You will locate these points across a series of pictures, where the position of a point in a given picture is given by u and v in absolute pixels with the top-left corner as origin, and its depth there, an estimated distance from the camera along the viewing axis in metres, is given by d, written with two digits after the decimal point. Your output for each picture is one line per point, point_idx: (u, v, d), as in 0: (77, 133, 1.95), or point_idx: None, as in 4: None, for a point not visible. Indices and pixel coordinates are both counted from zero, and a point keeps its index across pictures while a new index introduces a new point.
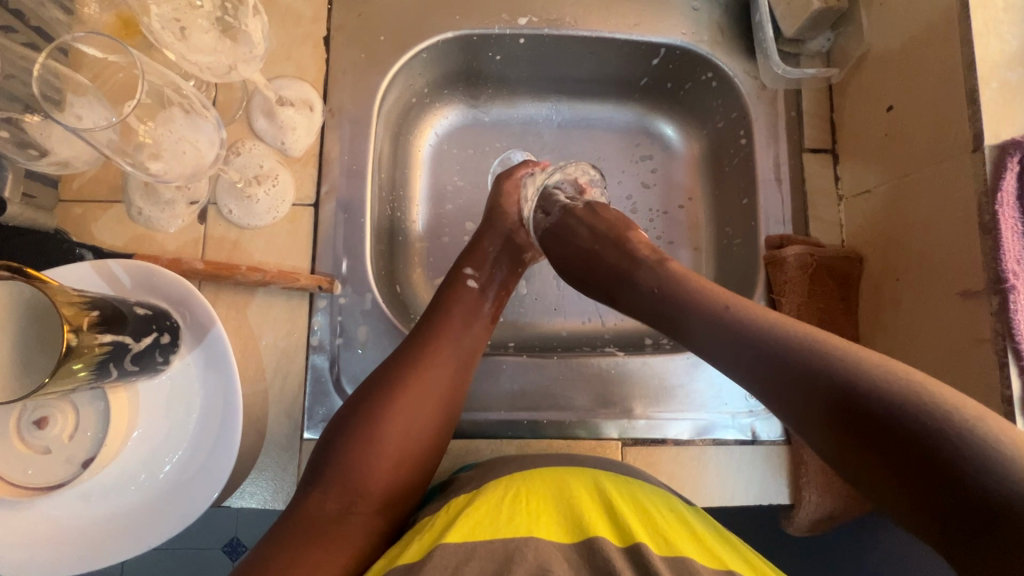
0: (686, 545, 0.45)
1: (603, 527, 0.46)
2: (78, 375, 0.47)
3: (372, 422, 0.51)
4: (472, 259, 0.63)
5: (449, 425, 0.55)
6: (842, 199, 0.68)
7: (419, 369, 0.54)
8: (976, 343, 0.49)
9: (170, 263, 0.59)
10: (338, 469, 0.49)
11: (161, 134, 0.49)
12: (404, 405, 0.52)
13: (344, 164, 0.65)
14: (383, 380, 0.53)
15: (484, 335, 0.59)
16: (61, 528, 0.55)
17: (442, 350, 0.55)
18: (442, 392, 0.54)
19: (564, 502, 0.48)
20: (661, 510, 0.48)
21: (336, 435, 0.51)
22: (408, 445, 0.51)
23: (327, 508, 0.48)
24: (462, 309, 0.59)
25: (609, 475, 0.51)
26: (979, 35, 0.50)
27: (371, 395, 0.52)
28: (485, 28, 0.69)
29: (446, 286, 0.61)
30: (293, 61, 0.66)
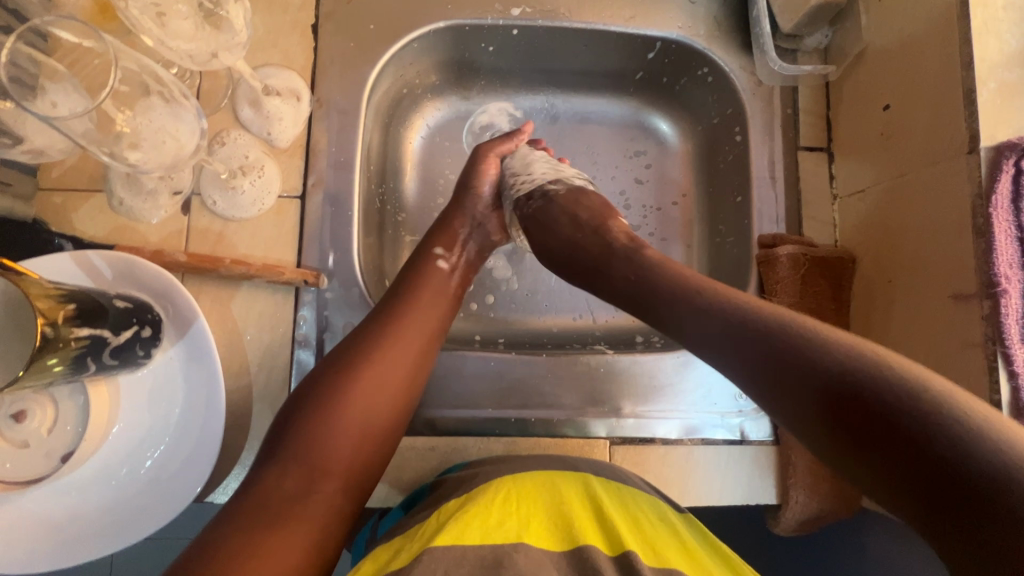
0: (673, 553, 0.45)
1: (593, 534, 0.46)
2: (53, 370, 0.46)
3: (337, 399, 0.49)
4: (441, 239, 0.63)
5: (412, 403, 0.54)
6: (836, 199, 0.67)
7: (385, 345, 0.53)
8: (967, 347, 0.49)
9: (152, 255, 0.58)
10: (302, 447, 0.47)
11: (141, 124, 0.48)
12: (370, 382, 0.51)
13: (331, 156, 0.64)
14: (349, 356, 0.52)
15: (448, 315, 0.59)
16: (40, 523, 0.54)
17: (407, 328, 0.55)
18: (407, 369, 0.53)
19: (555, 506, 0.48)
20: (649, 518, 0.48)
21: (298, 412, 0.49)
22: (372, 421, 0.50)
23: (287, 485, 0.46)
24: (427, 287, 0.59)
25: (602, 482, 0.51)
26: (979, 35, 0.49)
27: (334, 371, 0.51)
28: (477, 18, 0.67)
29: (411, 266, 0.61)
30: (281, 49, 0.65)
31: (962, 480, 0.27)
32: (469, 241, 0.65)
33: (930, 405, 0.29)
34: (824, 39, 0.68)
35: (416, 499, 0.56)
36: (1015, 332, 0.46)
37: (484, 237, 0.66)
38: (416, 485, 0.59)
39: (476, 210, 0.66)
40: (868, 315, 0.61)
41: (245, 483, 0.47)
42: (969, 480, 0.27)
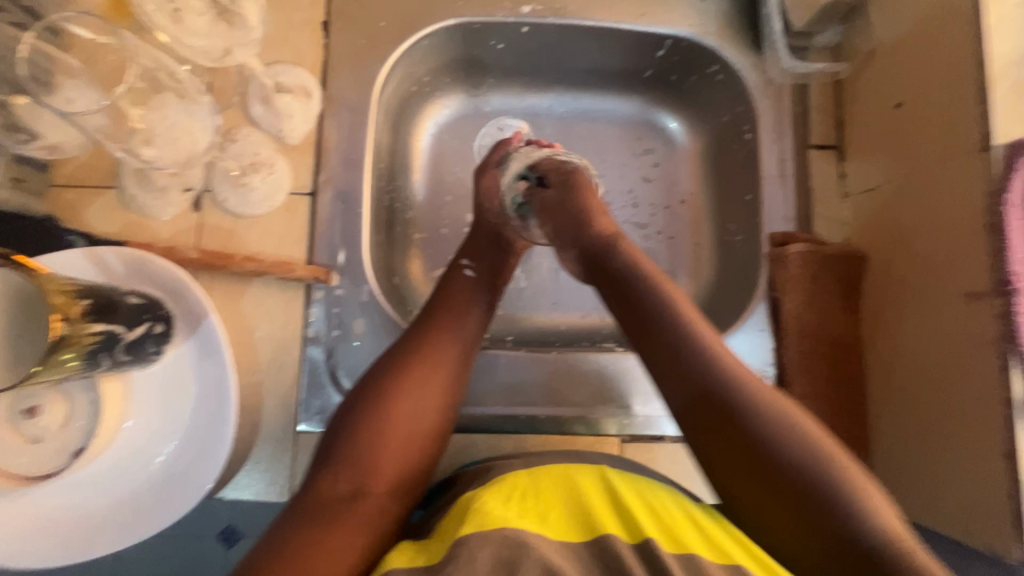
0: (694, 537, 0.44)
1: (614, 523, 0.45)
2: (68, 365, 0.46)
3: (383, 401, 0.50)
4: (471, 249, 0.62)
5: (457, 406, 0.54)
6: (847, 197, 0.67)
7: (429, 348, 0.53)
8: (978, 345, 0.49)
9: (164, 251, 0.58)
10: (353, 448, 0.48)
11: (154, 120, 0.48)
12: (415, 383, 0.51)
13: (341, 153, 0.64)
14: (394, 362, 0.52)
15: (484, 319, 0.58)
16: (52, 517, 0.54)
17: (449, 333, 0.55)
18: (451, 373, 0.53)
19: (572, 498, 0.47)
20: (670, 507, 0.48)
21: (347, 416, 0.50)
22: (419, 425, 0.50)
23: (339, 488, 0.46)
24: (467, 292, 0.59)
25: (619, 474, 0.51)
26: (993, 32, 0.49)
27: (379, 375, 0.52)
28: (487, 15, 0.67)
29: (446, 272, 0.61)
30: (290, 46, 0.65)
31: (846, 547, 0.38)
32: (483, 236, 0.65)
33: (857, 500, 0.39)
34: (834, 36, 0.68)
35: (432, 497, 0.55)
36: None
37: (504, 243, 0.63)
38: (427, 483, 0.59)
39: (487, 205, 0.66)
40: (878, 312, 0.61)
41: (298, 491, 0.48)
42: (856, 543, 0.38)
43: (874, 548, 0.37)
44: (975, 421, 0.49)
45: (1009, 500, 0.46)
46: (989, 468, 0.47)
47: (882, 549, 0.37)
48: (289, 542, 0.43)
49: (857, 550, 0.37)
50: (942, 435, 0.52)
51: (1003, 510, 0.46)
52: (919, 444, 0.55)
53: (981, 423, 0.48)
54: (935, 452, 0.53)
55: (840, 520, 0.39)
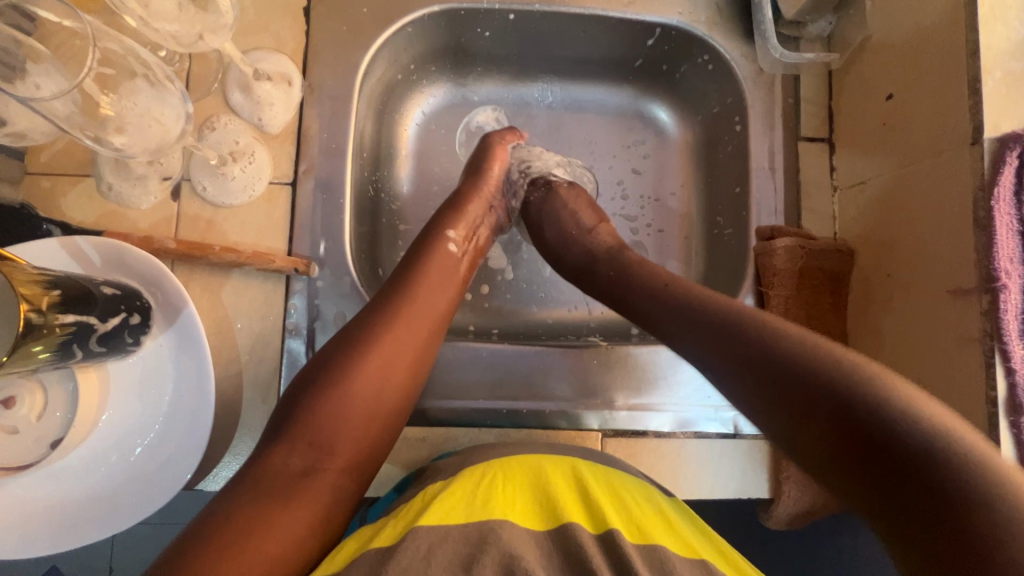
0: (657, 528, 0.45)
1: (577, 512, 0.45)
2: (38, 357, 0.45)
3: (343, 376, 0.48)
4: (451, 219, 0.61)
5: (422, 381, 0.53)
6: (836, 191, 0.66)
7: (396, 322, 0.51)
8: (964, 342, 0.48)
9: (141, 241, 0.58)
10: (307, 424, 0.47)
11: (125, 107, 0.47)
12: (376, 361, 0.50)
13: (322, 142, 0.63)
14: (357, 333, 0.51)
15: (455, 295, 0.57)
16: (28, 509, 0.54)
17: (418, 307, 0.53)
18: (417, 348, 0.52)
19: (540, 489, 0.47)
20: (635, 498, 0.48)
21: (305, 388, 0.49)
22: (381, 400, 0.49)
23: (292, 464, 0.46)
24: (436, 264, 0.57)
25: (588, 464, 0.50)
26: (985, 22, 0.48)
27: (340, 349, 0.50)
28: (472, 2, 0.66)
29: (423, 240, 0.59)
30: (272, 32, 0.64)
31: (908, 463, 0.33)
32: (479, 223, 0.63)
33: (908, 419, 0.34)
34: (827, 26, 0.66)
35: (401, 485, 0.55)
36: (1014, 328, 0.45)
37: (495, 222, 0.66)
38: (406, 474, 0.59)
39: (488, 192, 0.64)
40: (865, 308, 0.60)
41: (250, 459, 0.47)
42: (897, 447, 0.33)
43: (922, 451, 0.32)
44: (956, 421, 0.48)
45: None
46: None
47: (933, 455, 0.32)
48: (240, 520, 0.42)
49: (901, 449, 0.33)
50: None
51: None
52: None
53: (964, 422, 0.48)
54: None
55: (881, 421, 0.34)
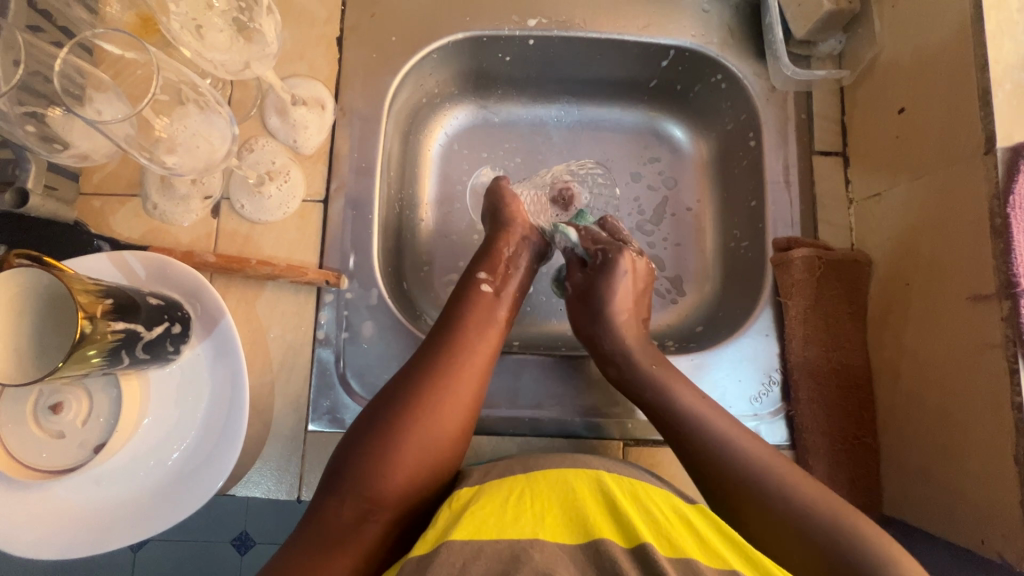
0: (689, 542, 0.43)
1: (608, 527, 0.44)
2: (91, 361, 0.48)
3: (390, 430, 0.49)
4: (484, 262, 0.63)
5: (467, 429, 0.53)
6: (852, 203, 0.67)
7: (443, 382, 0.52)
8: (985, 349, 0.48)
9: (183, 255, 0.61)
10: (360, 483, 0.48)
11: (177, 130, 0.50)
12: (424, 422, 0.50)
13: (353, 161, 0.66)
14: (401, 385, 0.52)
15: (497, 341, 0.58)
16: (72, 511, 0.56)
17: (459, 357, 0.54)
18: (461, 398, 0.53)
19: (568, 503, 0.45)
20: (663, 509, 0.46)
21: (357, 448, 0.49)
22: (428, 451, 0.50)
23: (343, 517, 0.47)
24: (475, 313, 0.59)
25: (613, 477, 0.48)
26: (993, 37, 0.50)
27: (388, 407, 0.51)
28: (495, 29, 0.69)
29: (458, 287, 0.61)
30: (307, 61, 0.68)
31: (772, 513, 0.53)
32: (512, 262, 0.64)
33: None
34: (838, 44, 0.68)
35: None
36: None
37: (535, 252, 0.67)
38: None
39: (515, 227, 0.66)
40: (884, 320, 0.60)
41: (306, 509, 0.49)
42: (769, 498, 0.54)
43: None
44: (985, 433, 0.48)
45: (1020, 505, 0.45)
46: (1000, 473, 0.47)
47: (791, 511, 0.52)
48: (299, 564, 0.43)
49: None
50: (952, 442, 0.51)
51: (1014, 516, 0.45)
52: (929, 450, 0.54)
53: (992, 429, 0.47)
54: (947, 459, 0.52)
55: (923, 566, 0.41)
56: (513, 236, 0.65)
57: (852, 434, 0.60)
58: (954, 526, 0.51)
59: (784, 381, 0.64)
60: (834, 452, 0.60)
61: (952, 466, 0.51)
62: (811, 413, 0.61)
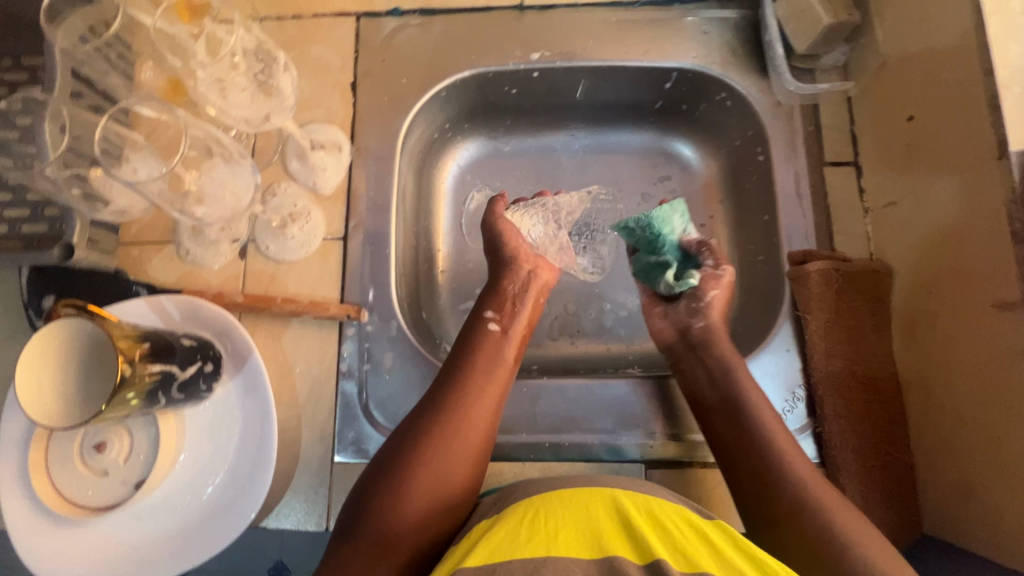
0: (702, 554, 0.40)
1: (623, 545, 0.41)
2: (130, 402, 0.51)
3: (403, 469, 0.51)
4: (493, 301, 0.64)
5: (479, 467, 0.54)
6: (868, 212, 0.66)
7: (450, 424, 0.53)
8: (1015, 357, 0.47)
9: (214, 297, 0.65)
10: (373, 527, 0.48)
11: (205, 182, 0.54)
12: (433, 462, 0.51)
13: (369, 199, 0.69)
14: (414, 424, 0.54)
15: (508, 378, 0.59)
16: (115, 546, 0.59)
17: (468, 394, 0.56)
18: (472, 434, 0.54)
19: (582, 520, 0.43)
20: (675, 521, 0.43)
21: (370, 491, 0.50)
22: (441, 489, 0.51)
23: (359, 558, 0.47)
24: (484, 350, 0.60)
25: (627, 492, 0.46)
26: (997, 42, 0.49)
27: (398, 452, 0.52)
28: (499, 65, 0.72)
29: (468, 325, 0.63)
30: (323, 107, 0.72)
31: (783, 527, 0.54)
32: (518, 299, 0.65)
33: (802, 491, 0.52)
34: (841, 56, 0.68)
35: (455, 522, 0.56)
36: None
37: (539, 289, 0.67)
38: None
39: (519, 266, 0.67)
40: (910, 332, 0.59)
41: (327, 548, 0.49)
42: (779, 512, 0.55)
43: None
44: (1022, 447, 0.46)
45: None
46: None
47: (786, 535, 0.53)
48: None
49: None
50: (991, 454, 0.49)
51: None
52: (968, 467, 0.52)
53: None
54: (990, 475, 0.49)
55: None
56: (519, 273, 0.66)
57: (884, 450, 0.59)
58: (1003, 547, 0.48)
59: (808, 397, 0.63)
60: (867, 469, 0.58)
61: (993, 482, 0.49)
62: (839, 429, 0.60)
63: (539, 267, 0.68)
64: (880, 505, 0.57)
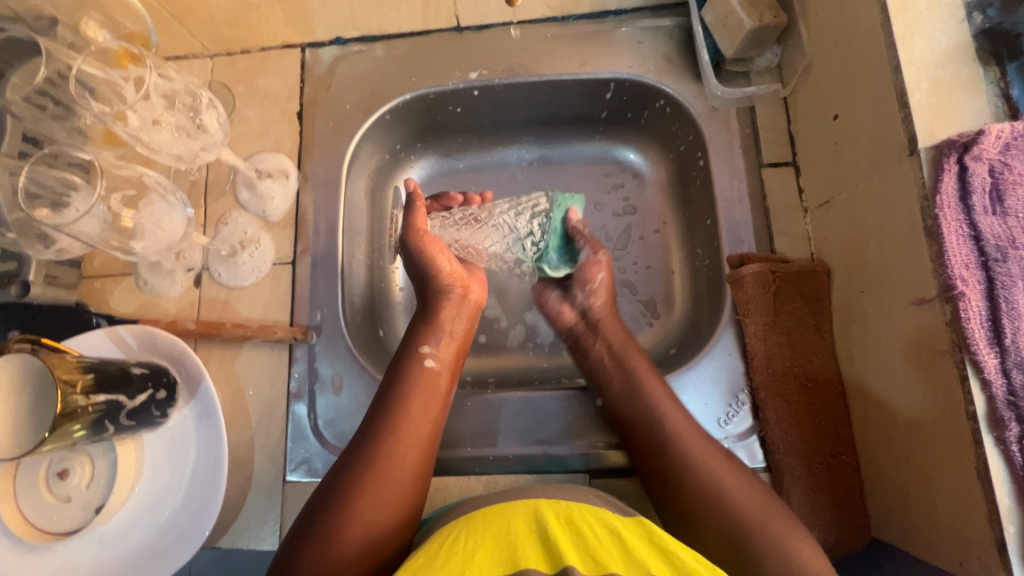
0: (612, 557, 0.40)
1: (537, 557, 0.39)
2: (75, 433, 0.53)
3: (335, 507, 0.51)
4: (428, 336, 0.63)
5: (414, 503, 0.54)
6: (808, 212, 0.66)
7: (382, 464, 0.53)
8: (937, 354, 0.46)
9: (169, 325, 0.67)
10: (303, 566, 0.48)
11: (143, 217, 0.56)
12: (364, 499, 0.51)
13: (316, 223, 0.71)
14: (349, 460, 0.54)
15: (442, 413, 0.59)
16: (76, 570, 0.61)
17: (401, 428, 0.55)
18: (405, 470, 0.54)
19: (501, 538, 0.42)
20: (593, 527, 0.43)
21: (307, 530, 0.51)
22: (373, 527, 0.51)
23: None
24: (418, 383, 0.59)
25: (550, 502, 0.46)
26: (903, 38, 0.48)
27: (334, 493, 0.52)
28: (439, 86, 0.74)
29: (400, 356, 0.61)
30: (272, 136, 0.74)
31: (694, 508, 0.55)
32: (451, 331, 0.64)
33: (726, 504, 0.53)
34: (774, 57, 0.68)
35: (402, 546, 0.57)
36: (980, 336, 0.42)
37: (470, 314, 0.67)
38: None
39: (452, 289, 0.65)
40: (847, 331, 0.58)
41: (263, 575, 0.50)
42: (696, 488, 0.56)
43: None
44: (949, 449, 0.45)
45: (988, 525, 0.41)
46: (968, 489, 0.43)
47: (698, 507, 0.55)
48: None
49: None
50: (923, 456, 0.48)
51: (985, 535, 0.42)
52: (905, 468, 0.51)
53: (955, 445, 0.44)
54: (923, 475, 0.48)
55: None
56: (452, 298, 0.65)
57: (827, 452, 0.58)
58: (938, 547, 0.48)
59: (753, 400, 0.62)
60: (810, 472, 0.58)
61: (930, 484, 0.48)
62: (782, 432, 0.59)
63: (470, 289, 0.67)
64: (827, 509, 0.57)
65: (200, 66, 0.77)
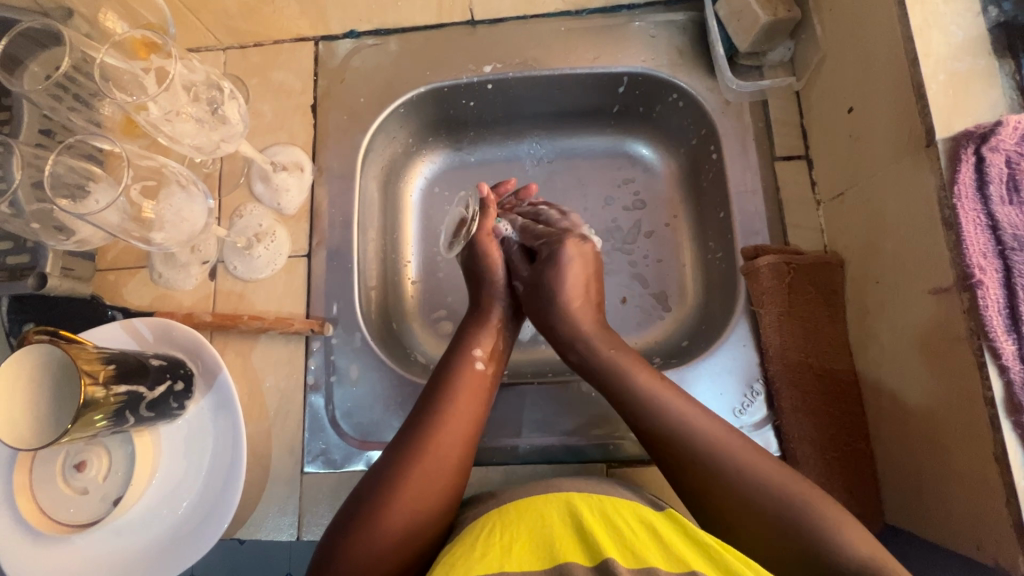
0: (650, 549, 0.41)
1: (574, 550, 0.41)
2: (97, 423, 0.53)
3: (377, 499, 0.50)
4: (481, 339, 0.62)
5: (455, 497, 0.53)
6: (820, 204, 0.67)
7: (428, 458, 0.52)
8: (955, 341, 0.46)
9: (185, 317, 0.67)
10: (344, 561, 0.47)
11: (162, 208, 0.56)
12: (406, 493, 0.50)
13: (331, 216, 0.71)
14: (391, 452, 0.53)
15: (484, 409, 0.58)
16: (94, 561, 0.61)
17: (446, 423, 0.54)
18: (449, 465, 0.53)
19: (537, 532, 0.43)
20: (626, 519, 0.44)
21: (347, 522, 0.50)
22: (415, 521, 0.50)
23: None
24: (462, 380, 0.58)
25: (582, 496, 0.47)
26: (920, 29, 0.49)
27: (378, 487, 0.51)
28: (453, 79, 0.74)
29: (451, 355, 0.61)
30: (286, 129, 0.74)
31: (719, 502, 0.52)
32: (502, 332, 0.65)
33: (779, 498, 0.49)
34: (787, 51, 0.69)
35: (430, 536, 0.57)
36: (998, 323, 0.43)
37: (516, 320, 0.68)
38: None
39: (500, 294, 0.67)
40: (863, 321, 0.59)
41: None
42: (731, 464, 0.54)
43: None
44: (966, 436, 0.46)
45: (1005, 507, 0.42)
46: (983, 471, 0.44)
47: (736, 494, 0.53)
48: None
49: None
50: (942, 442, 0.49)
51: (1001, 516, 0.43)
52: (920, 454, 0.52)
53: (973, 428, 0.45)
54: (940, 460, 0.49)
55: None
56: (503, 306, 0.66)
57: (842, 441, 0.59)
58: (954, 530, 0.49)
59: (767, 390, 0.63)
60: (825, 461, 0.58)
61: (947, 468, 0.49)
62: (797, 422, 0.60)
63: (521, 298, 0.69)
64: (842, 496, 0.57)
65: (214, 59, 0.77)
